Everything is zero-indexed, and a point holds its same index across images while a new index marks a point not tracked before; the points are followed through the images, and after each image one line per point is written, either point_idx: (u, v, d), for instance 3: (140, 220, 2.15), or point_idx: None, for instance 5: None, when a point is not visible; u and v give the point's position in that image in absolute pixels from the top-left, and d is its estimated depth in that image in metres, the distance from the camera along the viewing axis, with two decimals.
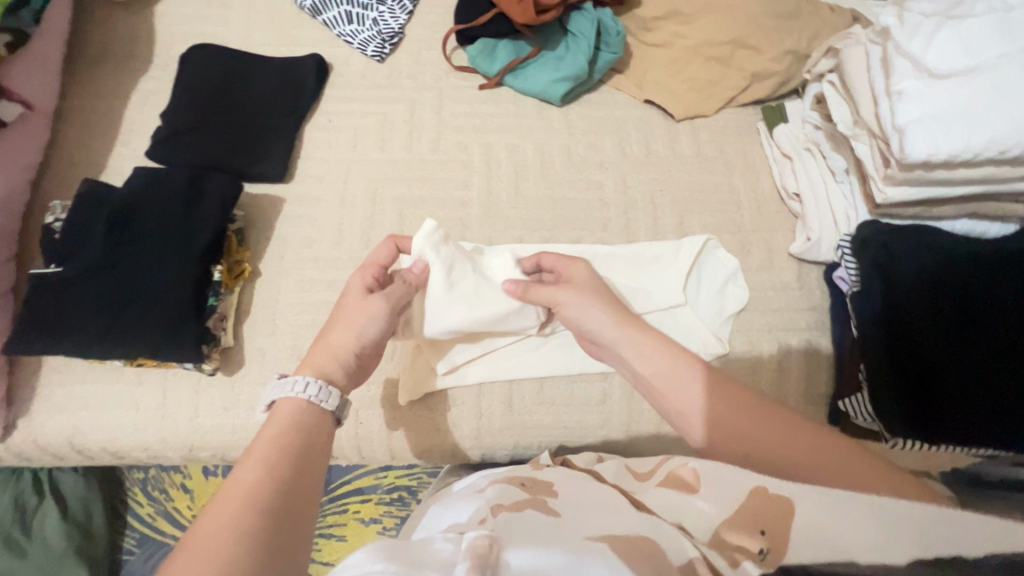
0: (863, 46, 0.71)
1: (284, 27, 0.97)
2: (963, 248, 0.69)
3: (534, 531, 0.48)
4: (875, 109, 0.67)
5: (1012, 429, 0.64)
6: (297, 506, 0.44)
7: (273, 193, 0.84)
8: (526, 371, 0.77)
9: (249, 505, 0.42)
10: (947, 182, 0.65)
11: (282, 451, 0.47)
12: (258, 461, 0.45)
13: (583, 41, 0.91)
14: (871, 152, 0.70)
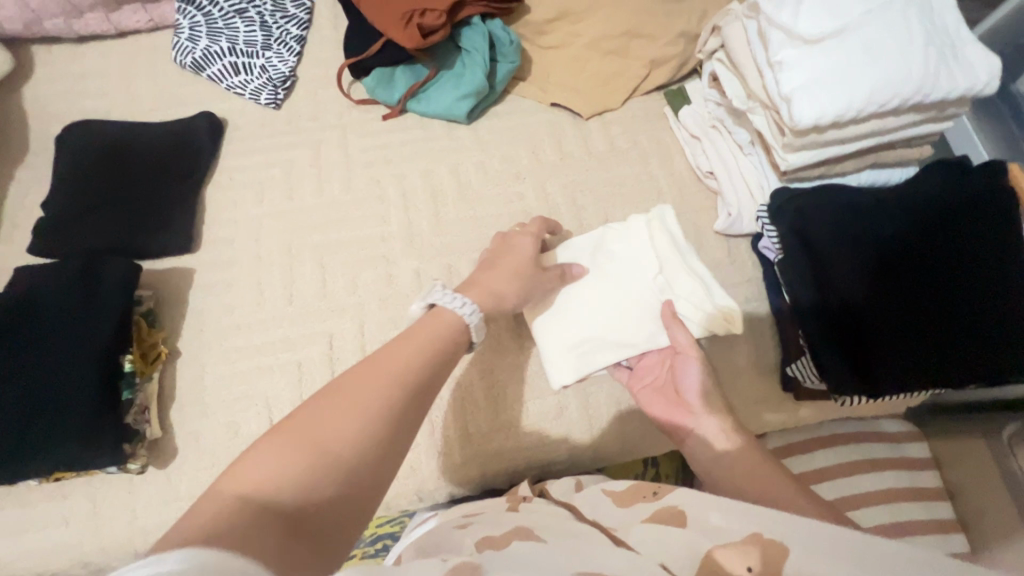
0: (740, 22, 0.72)
1: (168, 88, 0.92)
2: (869, 201, 0.71)
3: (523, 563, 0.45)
4: (762, 81, 0.68)
5: (946, 361, 0.66)
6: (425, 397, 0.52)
7: (183, 265, 0.80)
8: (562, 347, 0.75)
9: (407, 365, 0.52)
10: (841, 140, 0.67)
11: (430, 348, 0.56)
12: (417, 346, 0.55)
13: (477, 55, 0.89)
14: (766, 123, 0.71)
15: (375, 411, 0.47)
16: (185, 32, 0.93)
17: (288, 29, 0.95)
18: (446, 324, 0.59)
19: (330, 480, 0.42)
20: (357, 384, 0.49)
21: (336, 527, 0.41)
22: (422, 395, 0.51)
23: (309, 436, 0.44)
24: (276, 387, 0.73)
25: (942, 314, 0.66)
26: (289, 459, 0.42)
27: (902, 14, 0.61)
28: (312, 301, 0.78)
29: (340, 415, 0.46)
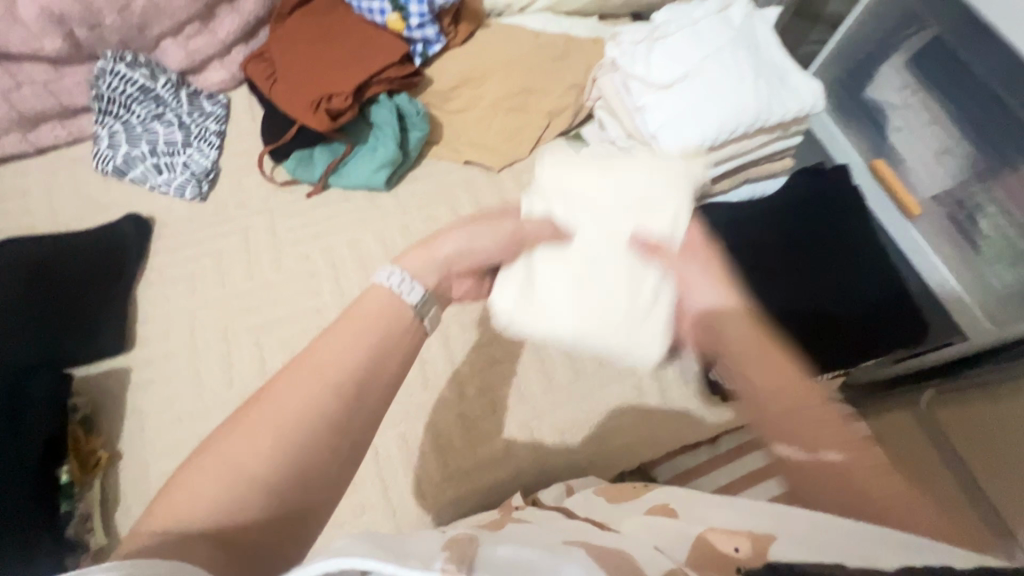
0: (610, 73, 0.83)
1: (91, 197, 0.95)
2: (749, 212, 0.79)
3: (512, 539, 0.49)
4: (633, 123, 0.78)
5: (831, 348, 0.73)
6: (367, 396, 0.45)
7: (119, 367, 0.80)
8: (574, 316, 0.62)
9: (341, 360, 0.45)
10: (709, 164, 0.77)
11: (376, 332, 0.48)
12: (351, 338, 0.47)
13: (387, 128, 0.96)
14: None
15: (304, 425, 0.42)
16: (102, 140, 0.96)
17: (207, 125, 1.00)
18: (375, 314, 0.49)
19: (256, 502, 0.40)
20: (288, 390, 0.43)
21: (268, 552, 0.40)
22: (365, 389, 0.45)
23: (231, 452, 0.41)
24: None
25: (825, 303, 0.74)
26: (212, 480, 0.40)
27: (733, 55, 0.72)
28: (253, 382, 0.79)
29: (263, 431, 0.41)
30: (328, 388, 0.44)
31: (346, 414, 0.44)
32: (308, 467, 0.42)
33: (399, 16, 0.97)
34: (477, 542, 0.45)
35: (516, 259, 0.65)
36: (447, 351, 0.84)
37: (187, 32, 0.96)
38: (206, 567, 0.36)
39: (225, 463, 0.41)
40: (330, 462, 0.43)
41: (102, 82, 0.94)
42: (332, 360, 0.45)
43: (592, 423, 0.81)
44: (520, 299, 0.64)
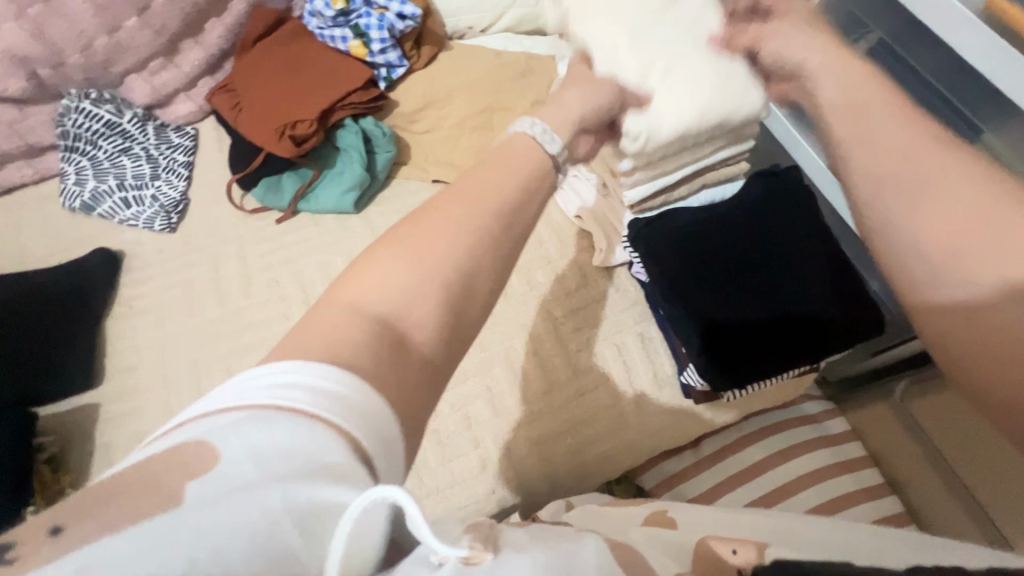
0: None
1: (59, 234, 0.94)
2: (708, 217, 0.80)
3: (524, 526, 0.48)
4: None
5: (791, 346, 0.75)
6: (520, 219, 0.48)
7: (88, 404, 0.79)
8: (663, 110, 0.68)
9: (509, 187, 0.48)
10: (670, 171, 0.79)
11: (518, 167, 0.51)
12: (496, 171, 0.50)
13: (354, 151, 0.97)
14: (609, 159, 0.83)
15: (472, 238, 0.44)
16: (70, 177, 0.96)
17: (175, 157, 1.00)
18: (519, 153, 0.52)
19: (431, 305, 0.42)
20: (443, 210, 0.46)
21: (439, 355, 0.42)
22: (518, 210, 0.48)
23: (416, 249, 0.43)
24: None
25: (786, 300, 0.76)
26: (400, 272, 0.42)
27: None
28: None
29: (435, 236, 0.44)
30: (492, 208, 0.46)
31: (504, 235, 0.46)
32: (470, 277, 0.44)
33: (361, 43, 1.00)
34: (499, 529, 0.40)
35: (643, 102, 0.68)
36: None
37: (152, 67, 0.97)
38: (388, 353, 0.38)
39: (411, 262, 0.43)
40: (491, 269, 0.45)
41: (67, 119, 0.94)
42: (496, 185, 0.48)
43: (568, 434, 0.82)
44: (642, 123, 0.68)
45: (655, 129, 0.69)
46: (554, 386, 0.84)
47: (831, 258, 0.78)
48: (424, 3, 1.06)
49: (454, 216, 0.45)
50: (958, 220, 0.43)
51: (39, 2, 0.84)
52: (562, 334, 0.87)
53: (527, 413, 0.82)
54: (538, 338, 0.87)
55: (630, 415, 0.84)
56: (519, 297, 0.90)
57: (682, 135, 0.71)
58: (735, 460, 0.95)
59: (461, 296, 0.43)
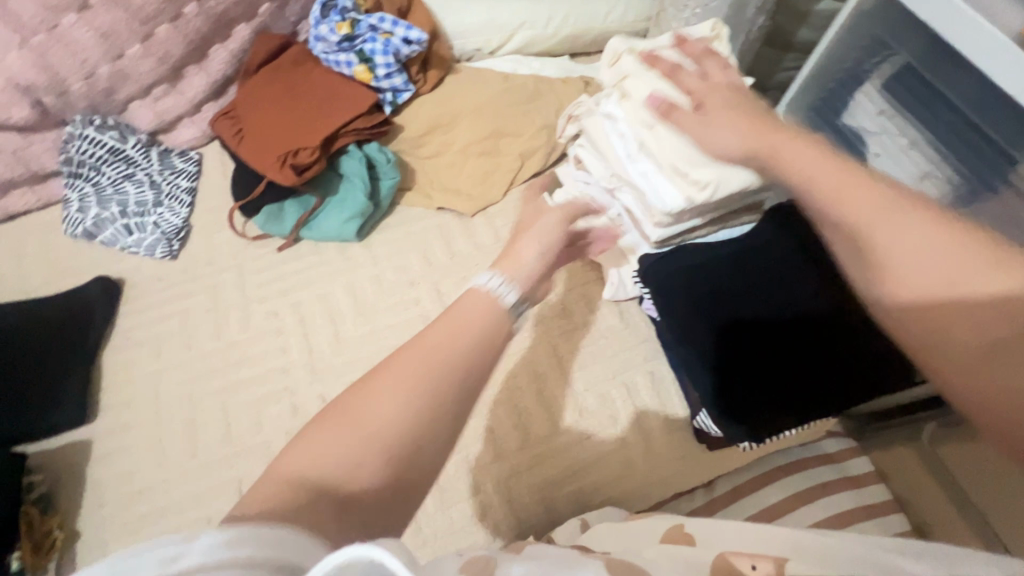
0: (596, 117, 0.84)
1: (61, 261, 0.94)
2: (727, 252, 0.76)
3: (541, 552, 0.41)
4: (625, 168, 0.82)
5: (814, 394, 0.70)
6: (487, 367, 0.40)
7: (80, 439, 0.78)
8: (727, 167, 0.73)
9: (477, 330, 0.41)
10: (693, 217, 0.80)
11: (485, 315, 0.43)
12: (463, 319, 0.42)
13: (357, 178, 0.95)
14: (632, 201, 0.83)
15: (427, 394, 0.37)
16: (73, 204, 0.95)
17: (178, 183, 0.99)
18: (475, 315, 0.43)
19: (376, 478, 0.35)
20: (398, 359, 0.38)
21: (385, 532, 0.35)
22: (486, 361, 0.40)
23: (363, 409, 0.36)
24: None
25: (813, 342, 0.71)
26: (346, 438, 0.35)
27: None
28: (219, 447, 0.77)
29: (391, 390, 0.36)
30: (453, 358, 0.39)
31: (466, 393, 0.38)
32: (423, 446, 0.36)
33: (366, 68, 0.98)
34: (500, 561, 0.36)
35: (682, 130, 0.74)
36: None
37: (156, 94, 0.97)
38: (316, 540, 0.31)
39: (360, 424, 0.35)
40: (445, 437, 0.37)
41: (70, 146, 0.94)
42: (468, 327, 0.41)
43: (575, 479, 0.77)
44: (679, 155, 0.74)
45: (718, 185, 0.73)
46: (558, 428, 0.80)
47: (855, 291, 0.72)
48: (430, 27, 1.04)
49: (419, 370, 0.37)
50: (939, 278, 0.41)
51: (42, 31, 0.84)
52: (568, 373, 0.84)
53: (529, 455, 0.78)
54: (541, 376, 0.84)
55: (639, 459, 0.80)
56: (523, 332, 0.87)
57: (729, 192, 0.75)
58: None
59: (416, 470, 0.36)
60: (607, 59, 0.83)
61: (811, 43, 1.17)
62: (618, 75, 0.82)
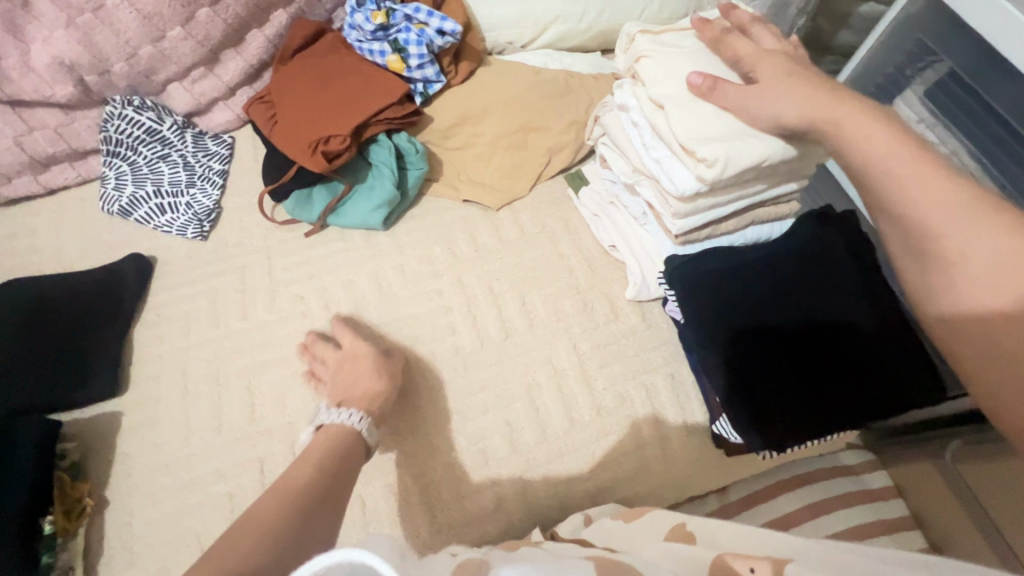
0: (614, 112, 0.83)
1: (97, 237, 0.96)
2: (752, 258, 0.76)
3: (528, 556, 0.52)
4: (641, 158, 0.78)
5: (837, 408, 0.70)
6: (330, 501, 0.62)
7: (110, 410, 0.80)
8: (744, 138, 0.67)
9: (343, 468, 0.67)
10: (724, 202, 0.74)
11: (297, 473, 0.64)
12: (314, 465, 0.65)
13: (385, 168, 0.96)
14: (654, 193, 0.79)
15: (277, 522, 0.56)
16: (111, 182, 0.98)
17: (211, 165, 1.01)
18: (337, 436, 0.70)
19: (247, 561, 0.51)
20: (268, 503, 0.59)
21: None
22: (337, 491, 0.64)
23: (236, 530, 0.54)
24: (208, 523, 0.73)
25: (836, 349, 0.71)
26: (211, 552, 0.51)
27: None
28: (242, 426, 0.79)
29: (258, 519, 0.56)
30: (294, 500, 0.60)
31: (307, 521, 0.58)
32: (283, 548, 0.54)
33: (399, 57, 0.98)
34: (489, 564, 0.48)
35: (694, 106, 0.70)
36: (434, 396, 0.82)
37: (193, 76, 0.98)
38: None
39: (228, 537, 0.54)
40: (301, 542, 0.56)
41: (109, 125, 0.96)
42: (333, 469, 0.66)
43: (590, 478, 0.78)
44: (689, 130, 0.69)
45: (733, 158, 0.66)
46: (575, 425, 0.80)
47: (884, 311, 0.72)
48: (464, 19, 1.04)
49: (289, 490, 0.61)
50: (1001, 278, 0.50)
51: (88, 11, 0.86)
52: (588, 371, 0.84)
53: (545, 452, 0.79)
54: (560, 373, 0.84)
55: (656, 460, 0.79)
56: (544, 327, 0.87)
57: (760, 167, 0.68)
58: (764, 508, 0.86)
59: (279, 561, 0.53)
60: (622, 47, 0.81)
61: (851, 46, 1.15)
62: (631, 59, 0.79)
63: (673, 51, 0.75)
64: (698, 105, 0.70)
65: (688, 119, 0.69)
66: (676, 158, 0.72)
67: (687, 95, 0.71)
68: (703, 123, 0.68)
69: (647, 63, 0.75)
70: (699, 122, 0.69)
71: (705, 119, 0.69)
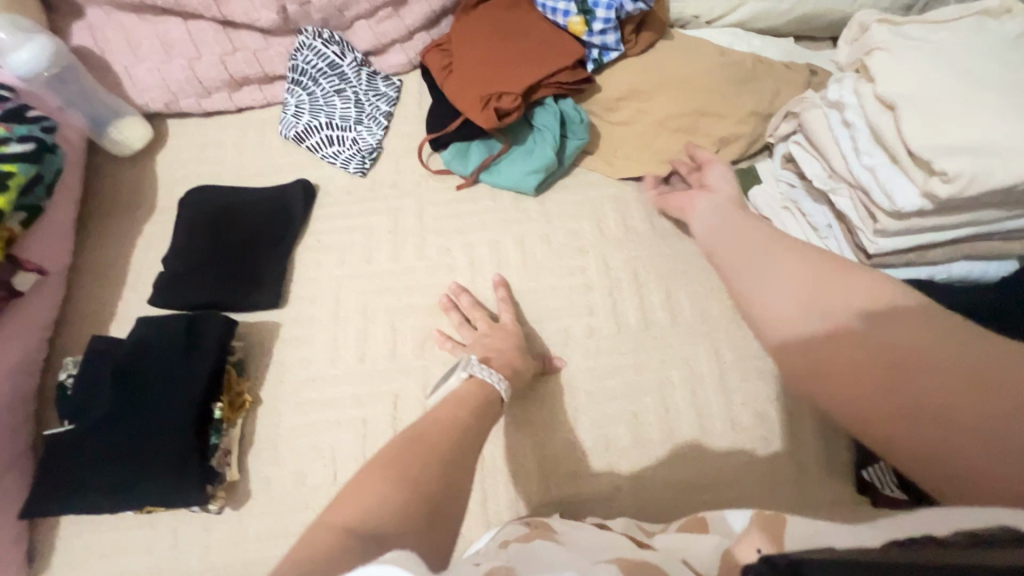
0: (818, 109, 0.72)
1: (272, 157, 1.03)
2: (967, 300, 0.65)
3: (542, 559, 0.48)
4: (846, 163, 0.69)
5: None
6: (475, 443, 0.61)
7: (270, 320, 0.88)
8: (1001, 152, 0.57)
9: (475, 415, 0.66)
10: (940, 224, 0.65)
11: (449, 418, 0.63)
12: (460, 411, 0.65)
13: (547, 133, 0.93)
14: (852, 204, 0.70)
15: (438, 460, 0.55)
16: (290, 108, 1.04)
17: (379, 105, 1.04)
18: (476, 391, 0.70)
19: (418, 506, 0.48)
20: (429, 441, 0.58)
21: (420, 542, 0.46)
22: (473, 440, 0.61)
23: (404, 468, 0.52)
24: (342, 441, 0.79)
25: None
26: (385, 490, 0.49)
27: None
28: (381, 360, 0.84)
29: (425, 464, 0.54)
30: (455, 445, 0.59)
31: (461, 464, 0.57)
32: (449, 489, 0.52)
33: (583, 20, 0.93)
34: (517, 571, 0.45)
35: (941, 111, 0.60)
36: (564, 372, 0.82)
37: (380, 16, 1.02)
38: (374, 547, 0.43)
39: (393, 476, 0.51)
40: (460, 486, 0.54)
41: (299, 55, 1.02)
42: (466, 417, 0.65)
43: (711, 490, 0.74)
44: (932, 138, 0.59)
45: (984, 173, 0.57)
46: (704, 433, 0.77)
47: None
48: None
49: (425, 438, 0.58)
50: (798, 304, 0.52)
51: None
52: (728, 383, 0.79)
53: (666, 452, 0.76)
54: (696, 377, 0.80)
55: (788, 491, 0.74)
56: (686, 327, 0.83)
57: (1019, 187, 0.57)
58: None
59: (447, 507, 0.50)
60: (848, 36, 0.73)
61: None
62: (861, 52, 0.69)
63: (917, 44, 0.64)
64: (946, 109, 0.60)
65: (931, 124, 0.60)
66: (897, 170, 0.64)
67: (927, 98, 0.61)
68: (953, 132, 0.59)
69: (880, 55, 0.65)
70: (945, 130, 0.59)
71: (953, 127, 0.59)
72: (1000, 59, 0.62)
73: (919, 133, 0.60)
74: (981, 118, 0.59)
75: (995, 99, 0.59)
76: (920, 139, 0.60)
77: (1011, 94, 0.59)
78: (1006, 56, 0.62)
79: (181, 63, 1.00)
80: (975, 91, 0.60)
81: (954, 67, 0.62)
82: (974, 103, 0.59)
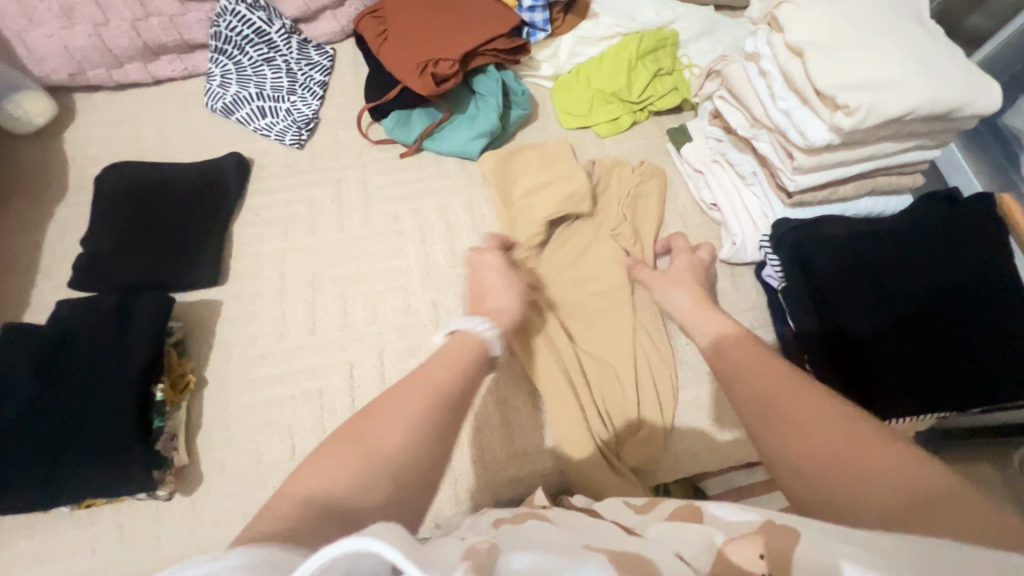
0: (739, 64, 0.79)
1: (198, 131, 0.97)
2: (862, 234, 0.76)
3: (531, 537, 0.40)
4: (765, 109, 0.75)
5: (943, 384, 0.69)
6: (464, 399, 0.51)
7: (210, 299, 0.84)
8: (891, 87, 0.64)
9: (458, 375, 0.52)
10: (849, 161, 0.73)
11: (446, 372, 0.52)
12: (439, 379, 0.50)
13: (491, 99, 0.95)
14: (772, 148, 0.77)
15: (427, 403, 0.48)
16: (215, 79, 0.98)
17: (312, 75, 1.00)
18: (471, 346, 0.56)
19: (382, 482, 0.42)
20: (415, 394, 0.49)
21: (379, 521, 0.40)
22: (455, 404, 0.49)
23: (369, 437, 0.44)
24: (299, 416, 0.77)
25: (948, 333, 0.70)
26: (351, 466, 0.42)
27: (911, 30, 0.69)
28: (333, 331, 0.82)
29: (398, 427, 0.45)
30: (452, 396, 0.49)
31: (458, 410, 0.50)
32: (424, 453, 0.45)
33: None
34: (501, 548, 0.36)
35: (841, 54, 0.66)
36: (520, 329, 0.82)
37: None
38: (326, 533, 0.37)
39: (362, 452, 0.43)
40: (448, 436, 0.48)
41: (221, 21, 0.95)
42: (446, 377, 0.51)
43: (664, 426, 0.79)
44: (837, 76, 0.65)
45: (879, 105, 0.64)
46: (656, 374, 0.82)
47: (999, 289, 0.71)
48: None
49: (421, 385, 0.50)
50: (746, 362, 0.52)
51: None
52: (673, 327, 0.85)
53: None
54: (645, 325, 0.83)
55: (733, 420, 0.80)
56: None
57: (906, 117, 0.65)
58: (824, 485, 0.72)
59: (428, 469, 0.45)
60: None
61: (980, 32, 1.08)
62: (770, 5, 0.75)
63: None
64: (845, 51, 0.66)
65: (835, 65, 0.66)
66: (807, 110, 0.69)
67: (828, 42, 0.67)
68: (852, 70, 0.65)
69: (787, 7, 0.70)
70: (846, 70, 0.65)
71: (852, 66, 0.65)
72: (885, 10, 0.70)
73: (825, 72, 0.65)
74: (874, 58, 0.66)
75: (883, 42, 0.66)
76: (824, 78, 0.65)
77: (893, 38, 0.67)
78: (889, 8, 0.70)
79: (85, 29, 0.92)
80: (867, 35, 0.67)
81: (849, 15, 0.68)
82: (867, 45, 0.66)
